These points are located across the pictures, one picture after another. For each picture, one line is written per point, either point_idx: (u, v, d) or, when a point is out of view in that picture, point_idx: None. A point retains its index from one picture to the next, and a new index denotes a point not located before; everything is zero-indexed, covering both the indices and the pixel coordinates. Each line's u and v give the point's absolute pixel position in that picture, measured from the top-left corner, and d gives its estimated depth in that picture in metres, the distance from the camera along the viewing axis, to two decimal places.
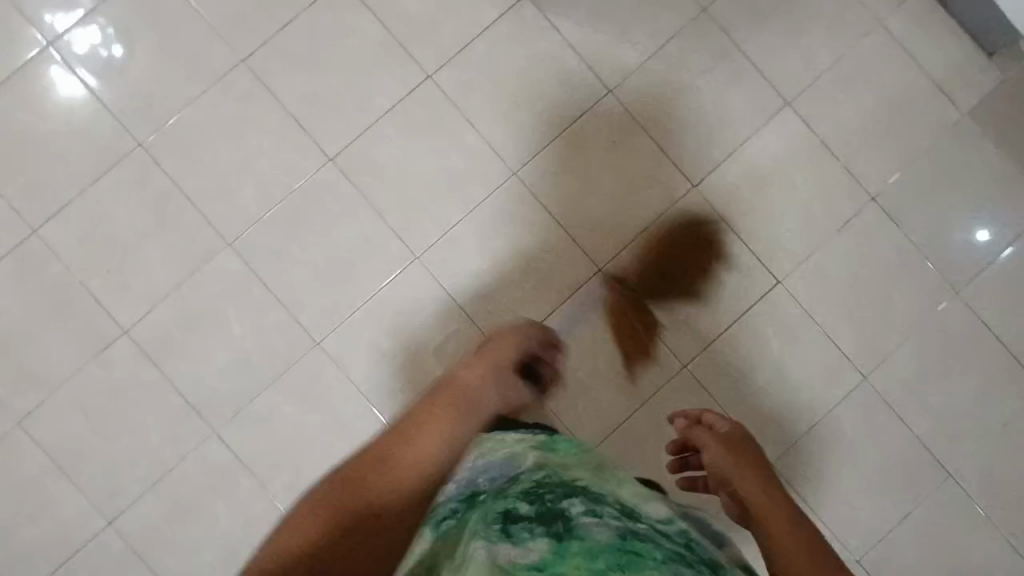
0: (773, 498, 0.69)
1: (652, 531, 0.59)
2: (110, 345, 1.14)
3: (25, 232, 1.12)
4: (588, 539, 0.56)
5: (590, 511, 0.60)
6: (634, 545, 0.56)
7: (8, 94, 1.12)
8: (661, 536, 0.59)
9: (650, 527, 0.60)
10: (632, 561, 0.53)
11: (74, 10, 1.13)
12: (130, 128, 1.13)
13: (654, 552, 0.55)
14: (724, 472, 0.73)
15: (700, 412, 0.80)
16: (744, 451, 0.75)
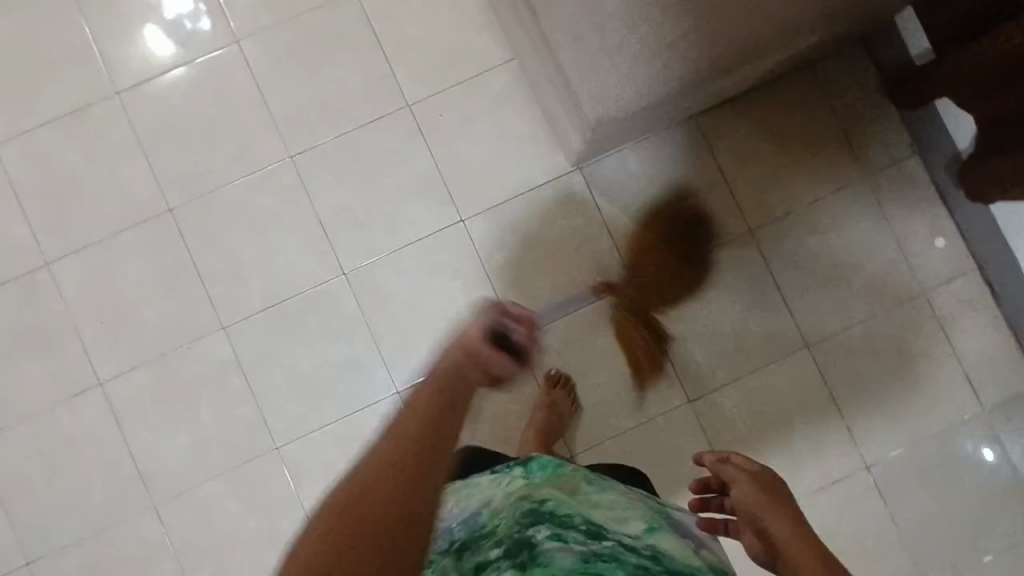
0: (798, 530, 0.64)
1: (623, 550, 0.68)
2: (82, 391, 1.15)
3: (39, 263, 1.16)
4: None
5: (557, 539, 0.68)
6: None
7: (66, 132, 1.17)
8: (628, 554, 0.67)
9: (616, 546, 0.68)
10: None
11: (147, 68, 1.18)
12: (165, 192, 1.17)
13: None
14: (755, 510, 0.69)
15: (727, 452, 0.76)
16: (778, 490, 0.70)
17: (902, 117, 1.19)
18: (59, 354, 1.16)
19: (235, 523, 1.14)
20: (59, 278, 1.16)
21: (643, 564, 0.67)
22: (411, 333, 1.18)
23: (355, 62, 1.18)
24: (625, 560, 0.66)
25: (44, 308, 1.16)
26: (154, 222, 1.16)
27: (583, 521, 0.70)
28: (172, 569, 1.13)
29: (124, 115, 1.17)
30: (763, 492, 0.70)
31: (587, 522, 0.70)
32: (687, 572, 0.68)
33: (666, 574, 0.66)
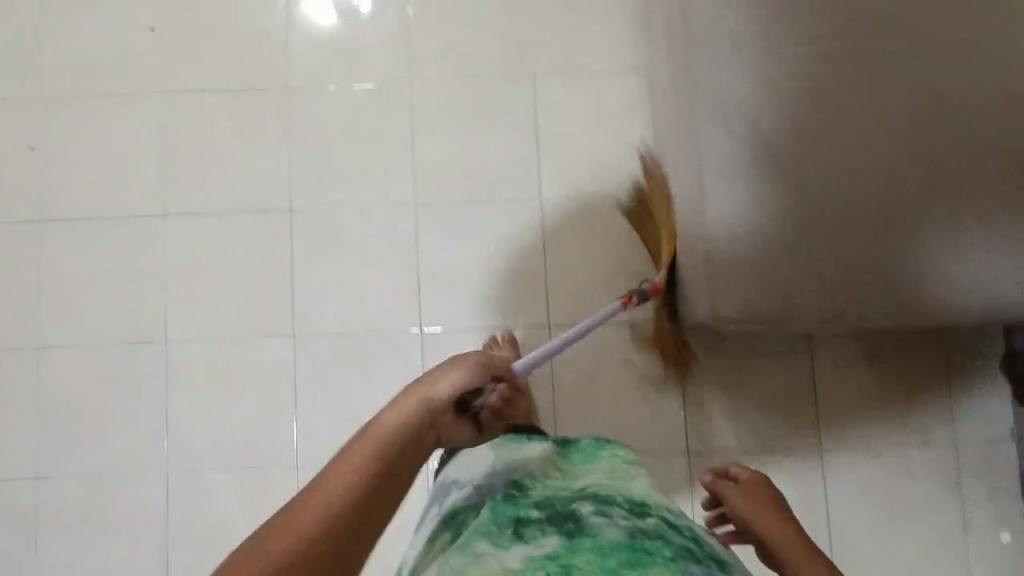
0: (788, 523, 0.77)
1: (665, 525, 0.64)
2: (147, 341, 1.20)
3: (159, 212, 1.21)
4: (596, 536, 0.61)
5: (599, 509, 0.65)
6: (645, 543, 0.60)
7: (230, 104, 1.23)
8: (674, 535, 0.63)
9: (659, 524, 0.64)
10: (643, 557, 0.59)
11: (324, 77, 1.23)
12: (295, 194, 1.21)
13: (659, 548, 0.60)
14: (747, 516, 0.80)
15: (725, 466, 0.87)
16: (770, 496, 0.82)
17: (1007, 393, 1.16)
18: (140, 301, 1.20)
19: (232, 521, 1.16)
20: (168, 233, 1.21)
21: (688, 546, 0.62)
22: None
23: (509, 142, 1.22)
24: (668, 534, 0.63)
25: (143, 256, 1.21)
26: (272, 216, 1.21)
27: (626, 497, 0.68)
28: (160, 537, 1.16)
29: (286, 109, 1.23)
30: (757, 497, 0.82)
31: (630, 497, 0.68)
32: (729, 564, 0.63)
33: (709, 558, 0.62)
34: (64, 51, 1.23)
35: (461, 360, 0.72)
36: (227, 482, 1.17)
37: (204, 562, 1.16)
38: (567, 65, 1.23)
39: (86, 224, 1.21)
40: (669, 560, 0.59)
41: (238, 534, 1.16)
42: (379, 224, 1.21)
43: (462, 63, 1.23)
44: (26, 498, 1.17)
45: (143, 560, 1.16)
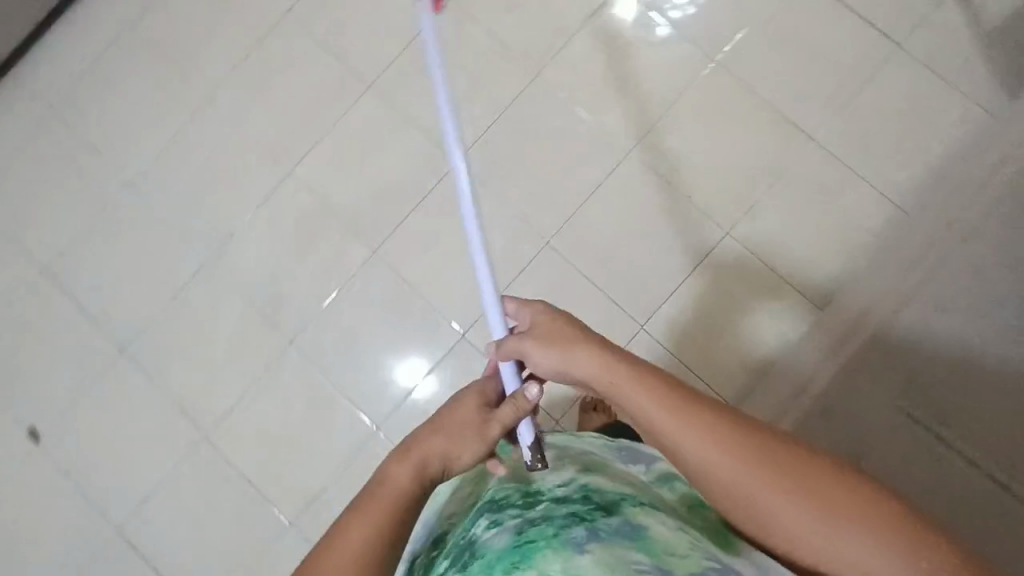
0: (737, 442, 0.59)
1: (551, 503, 0.59)
2: (280, 163, 1.34)
3: (366, 86, 1.35)
4: (487, 554, 0.56)
5: (490, 522, 0.60)
6: (530, 532, 0.56)
7: (480, 57, 1.34)
8: (559, 508, 0.59)
9: (549, 503, 0.60)
10: (530, 550, 0.54)
11: (563, 95, 1.31)
12: (467, 156, 1.31)
13: (546, 529, 0.56)
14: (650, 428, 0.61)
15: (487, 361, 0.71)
16: (595, 348, 0.65)
17: None
18: (305, 130, 1.35)
19: (223, 330, 1.31)
20: (364, 103, 1.34)
21: (579, 511, 0.58)
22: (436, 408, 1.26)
23: (652, 255, 1.26)
24: (557, 509, 0.59)
25: (335, 104, 1.35)
26: (437, 157, 1.32)
27: (514, 489, 0.64)
28: (171, 296, 1.32)
29: (520, 89, 1.32)
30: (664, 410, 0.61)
31: (518, 489, 0.63)
32: (619, 507, 0.60)
33: (598, 511, 0.59)
34: None
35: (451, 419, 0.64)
36: (246, 304, 1.31)
37: (182, 340, 1.31)
38: (749, 238, 1.24)
39: (321, 48, 1.36)
40: (554, 537, 0.55)
41: (220, 343, 1.31)
42: (505, 228, 1.29)
43: (671, 166, 1.28)
44: (120, 193, 1.36)
45: (148, 301, 1.33)
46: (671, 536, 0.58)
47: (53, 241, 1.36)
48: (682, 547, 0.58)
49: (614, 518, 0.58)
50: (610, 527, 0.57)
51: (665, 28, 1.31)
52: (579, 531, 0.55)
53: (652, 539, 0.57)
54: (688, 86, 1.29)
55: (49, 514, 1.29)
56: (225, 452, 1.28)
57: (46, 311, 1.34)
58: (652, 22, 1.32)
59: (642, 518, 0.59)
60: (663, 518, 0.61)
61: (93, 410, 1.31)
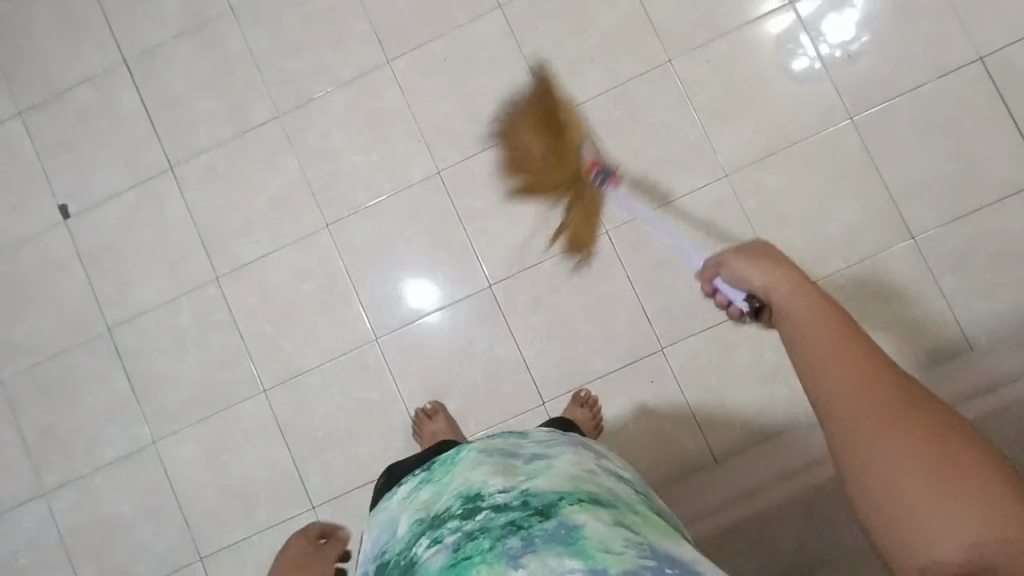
0: (886, 395, 0.47)
1: (490, 514, 0.69)
2: (384, 46, 1.30)
3: (496, 3, 1.28)
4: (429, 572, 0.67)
5: (433, 541, 0.71)
6: (469, 549, 0.66)
7: (621, 20, 1.26)
8: (498, 518, 0.69)
9: (489, 513, 0.70)
10: (464, 565, 0.65)
11: (687, 93, 1.24)
12: (566, 114, 1.26)
13: (482, 543, 0.66)
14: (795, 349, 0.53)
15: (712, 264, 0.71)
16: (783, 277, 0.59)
17: None
18: (420, 23, 1.30)
19: (271, 185, 1.30)
20: (488, 20, 1.28)
21: (517, 518, 0.68)
22: (438, 341, 1.27)
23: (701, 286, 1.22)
24: (498, 520, 0.69)
25: (459, 8, 1.29)
26: (537, 103, 1.27)
27: (458, 503, 0.74)
28: (235, 133, 1.32)
29: (645, 68, 1.25)
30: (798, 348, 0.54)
31: (462, 502, 0.74)
32: (555, 507, 0.70)
33: (536, 518, 0.68)
34: None
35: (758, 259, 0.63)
36: (300, 171, 1.30)
37: (230, 178, 1.31)
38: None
39: None
40: (489, 551, 0.65)
41: (263, 196, 1.30)
42: (571, 201, 1.26)
43: (760, 207, 1.21)
44: (223, 13, 1.33)
45: (212, 127, 1.32)
46: (602, 533, 0.67)
47: (145, 34, 1.34)
48: (617, 542, 0.66)
49: (550, 521, 0.67)
50: (545, 531, 0.66)
51: (813, 56, 1.22)
52: (516, 541, 0.65)
53: (586, 537, 0.65)
54: (818, 134, 1.21)
55: (52, 287, 1.33)
56: (229, 299, 1.30)
57: (116, 99, 1.34)
58: (803, 43, 1.22)
59: (579, 518, 0.68)
60: (599, 513, 0.70)
61: (126, 207, 1.32)
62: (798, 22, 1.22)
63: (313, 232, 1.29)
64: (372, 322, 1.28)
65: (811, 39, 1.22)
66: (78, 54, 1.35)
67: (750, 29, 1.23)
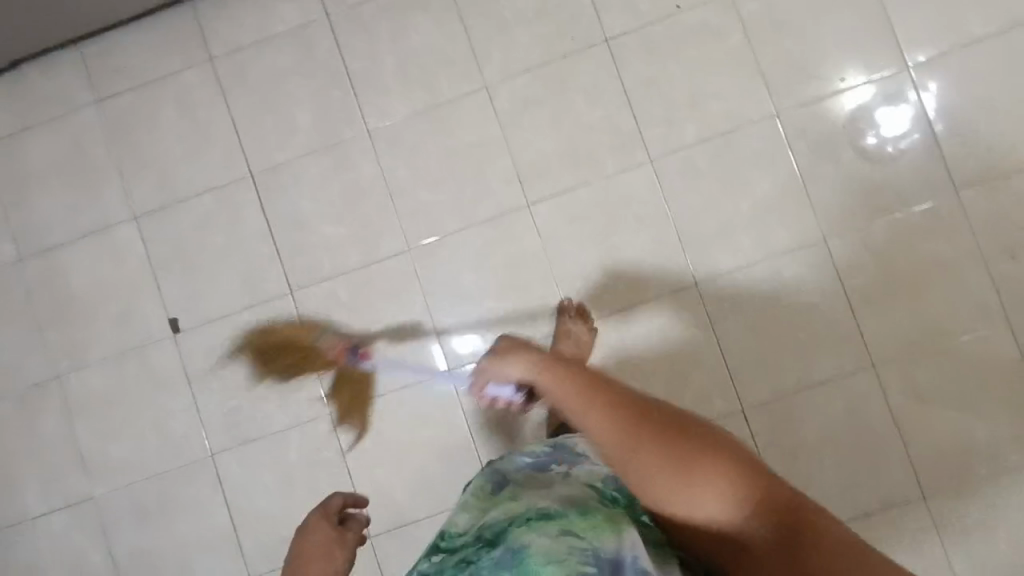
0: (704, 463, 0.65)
1: (457, 547, 0.76)
2: (526, 188, 1.23)
3: (646, 156, 1.21)
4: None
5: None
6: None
7: (775, 191, 1.21)
8: (461, 556, 0.72)
9: (456, 553, 0.74)
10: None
11: (841, 276, 1.19)
12: (711, 282, 1.21)
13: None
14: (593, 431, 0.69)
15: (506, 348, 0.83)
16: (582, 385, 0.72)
17: None
18: (565, 165, 1.22)
19: (395, 321, 1.25)
20: (636, 173, 1.21)
21: (473, 553, 0.72)
22: None
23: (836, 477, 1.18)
24: (459, 558, 0.73)
25: (609, 155, 1.22)
26: (682, 267, 1.21)
27: (437, 549, 0.79)
28: (361, 262, 1.25)
29: (795, 243, 1.20)
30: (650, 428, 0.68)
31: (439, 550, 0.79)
32: (507, 531, 0.71)
33: (488, 547, 0.71)
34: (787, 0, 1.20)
35: (507, 349, 0.82)
36: (425, 309, 1.24)
37: (353, 308, 1.26)
38: (939, 512, 1.16)
39: (622, 88, 1.21)
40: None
41: (387, 332, 1.25)
42: (709, 371, 1.21)
43: (903, 403, 1.18)
44: (358, 136, 1.26)
45: (336, 253, 1.26)
46: (549, 543, 0.68)
47: (274, 148, 1.27)
48: (561, 550, 0.67)
49: (501, 547, 0.70)
50: (495, 557, 0.69)
51: (914, 140, 1.20)
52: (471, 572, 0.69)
53: (528, 554, 0.66)
54: (973, 334, 1.18)
55: (155, 404, 1.27)
56: (341, 436, 1.25)
57: (237, 213, 1.27)
58: (899, 127, 1.20)
59: (524, 537, 0.69)
60: (551, 524, 0.70)
61: (239, 329, 1.26)
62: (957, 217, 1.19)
63: (434, 374, 1.24)
64: (479, 444, 1.24)
65: (972, 233, 1.19)
66: (199, 160, 1.28)
67: (854, 103, 1.20)
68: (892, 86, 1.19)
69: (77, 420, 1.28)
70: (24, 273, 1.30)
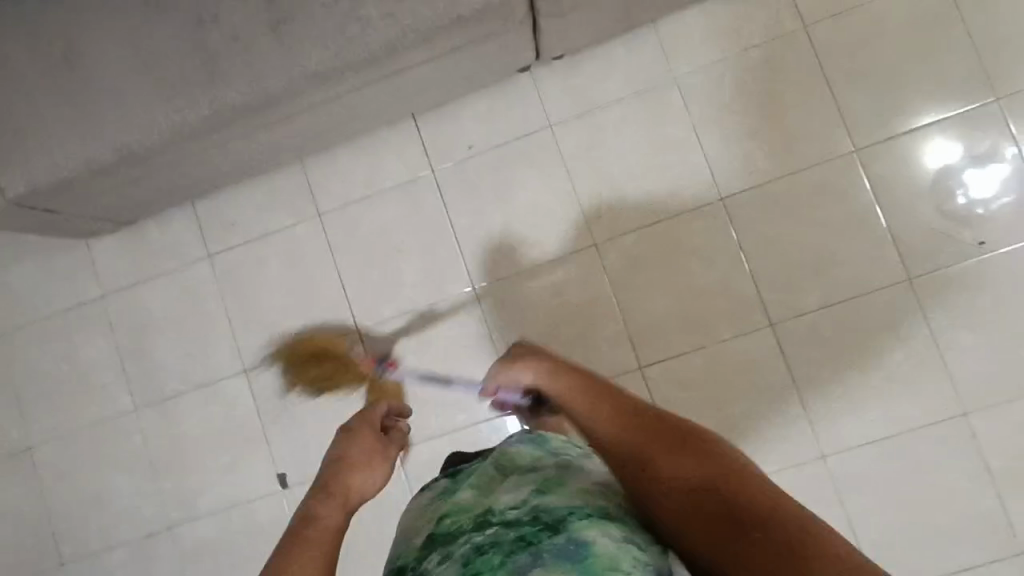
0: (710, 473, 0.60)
1: (499, 528, 0.60)
2: (637, 351, 1.20)
3: (766, 321, 1.17)
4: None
5: (444, 556, 0.61)
6: (477, 564, 0.57)
7: (909, 358, 1.14)
8: (507, 532, 0.59)
9: (499, 528, 0.60)
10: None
11: (988, 456, 1.11)
12: (841, 457, 1.13)
13: (490, 561, 0.57)
14: (562, 396, 0.74)
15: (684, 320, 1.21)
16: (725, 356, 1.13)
17: None
18: (679, 331, 1.19)
19: None
20: (754, 337, 1.17)
21: (527, 534, 0.58)
22: None
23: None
24: (506, 535, 0.59)
25: (726, 321, 1.18)
26: (809, 439, 1.14)
27: (468, 517, 0.64)
28: (468, 421, 1.24)
29: (932, 417, 1.12)
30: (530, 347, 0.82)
31: (472, 516, 0.64)
32: (568, 519, 0.58)
33: (546, 532, 0.57)
34: (914, 160, 1.16)
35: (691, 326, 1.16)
36: None
37: None
38: None
39: (738, 253, 1.19)
40: (499, 569, 0.56)
41: None
42: None
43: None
44: (466, 293, 1.25)
45: (443, 411, 1.25)
46: (616, 550, 0.55)
47: (381, 304, 1.27)
48: (627, 564, 0.55)
49: (557, 535, 0.56)
50: (557, 547, 0.55)
51: (1004, 203, 1.13)
52: (523, 557, 0.56)
53: (591, 561, 0.54)
54: None
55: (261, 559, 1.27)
56: None
57: None
58: (989, 189, 1.14)
59: (589, 531, 0.56)
60: (614, 528, 0.58)
61: None
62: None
63: None
64: None
65: None
66: (309, 316, 1.29)
67: (935, 163, 1.15)
68: (976, 147, 1.14)
69: (186, 573, 1.29)
70: (135, 422, 1.32)
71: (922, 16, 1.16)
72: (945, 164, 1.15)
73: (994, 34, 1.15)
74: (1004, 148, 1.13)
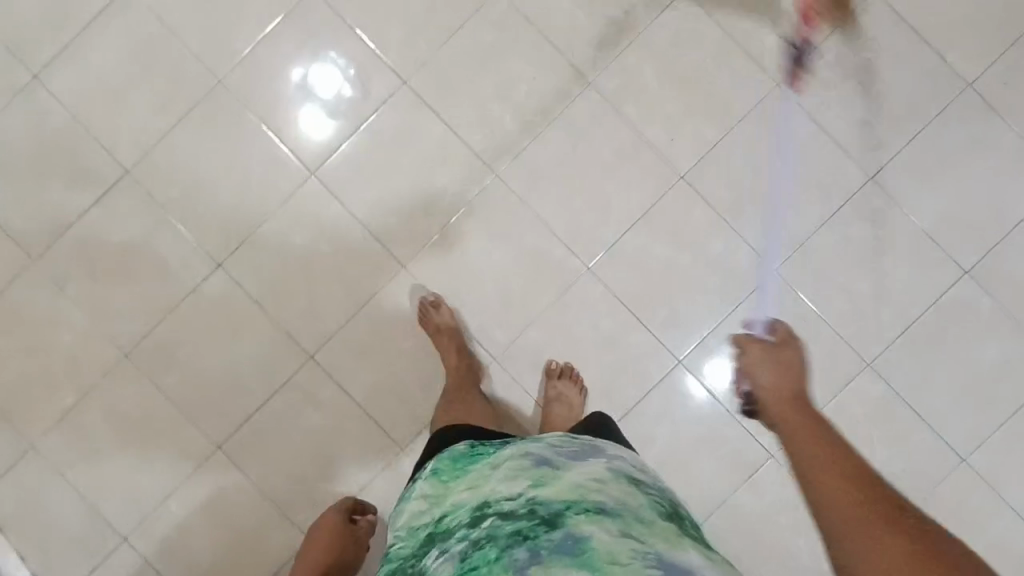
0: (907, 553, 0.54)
1: (496, 522, 0.72)
2: (758, 469, 1.18)
3: (672, 362, 1.19)
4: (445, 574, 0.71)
5: (443, 549, 0.74)
6: (476, 560, 0.69)
7: (654, 237, 1.19)
8: (503, 527, 0.71)
9: (495, 521, 0.72)
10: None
11: (704, 141, 1.18)
12: (765, 255, 1.18)
13: (488, 554, 0.69)
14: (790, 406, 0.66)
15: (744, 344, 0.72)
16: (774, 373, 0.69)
17: None
18: (719, 430, 1.18)
19: None
20: (692, 371, 1.19)
21: (522, 530, 0.70)
22: None
23: (906, 67, 1.17)
24: (503, 531, 0.71)
25: (691, 399, 1.19)
26: (764, 284, 1.18)
27: (471, 511, 0.76)
28: None
29: (694, 198, 1.18)
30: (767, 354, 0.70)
31: (474, 507, 0.76)
32: (563, 515, 0.70)
33: (542, 527, 0.69)
34: (478, 303, 1.20)
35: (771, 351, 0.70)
36: None
37: None
38: None
39: (625, 417, 1.19)
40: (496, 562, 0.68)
41: None
42: (854, 219, 1.17)
43: (813, 43, 1.17)
44: None
45: None
46: (613, 542, 0.67)
47: None
48: (626, 555, 0.66)
49: (555, 530, 0.68)
50: (554, 542, 0.68)
51: (346, 75, 1.20)
52: (521, 552, 0.68)
53: (591, 549, 0.66)
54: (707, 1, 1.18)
55: None
56: None
57: None
58: (332, 86, 1.20)
59: (586, 527, 0.68)
60: (609, 521, 0.69)
61: None
62: (617, 61, 1.19)
63: (985, 484, 1.16)
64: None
65: (615, 45, 1.19)
66: None
67: (308, 136, 1.21)
68: (302, 105, 1.21)
69: None
70: None
71: (345, 346, 1.21)
72: (307, 109, 1.21)
73: (329, 284, 1.21)
74: (293, 68, 1.20)
